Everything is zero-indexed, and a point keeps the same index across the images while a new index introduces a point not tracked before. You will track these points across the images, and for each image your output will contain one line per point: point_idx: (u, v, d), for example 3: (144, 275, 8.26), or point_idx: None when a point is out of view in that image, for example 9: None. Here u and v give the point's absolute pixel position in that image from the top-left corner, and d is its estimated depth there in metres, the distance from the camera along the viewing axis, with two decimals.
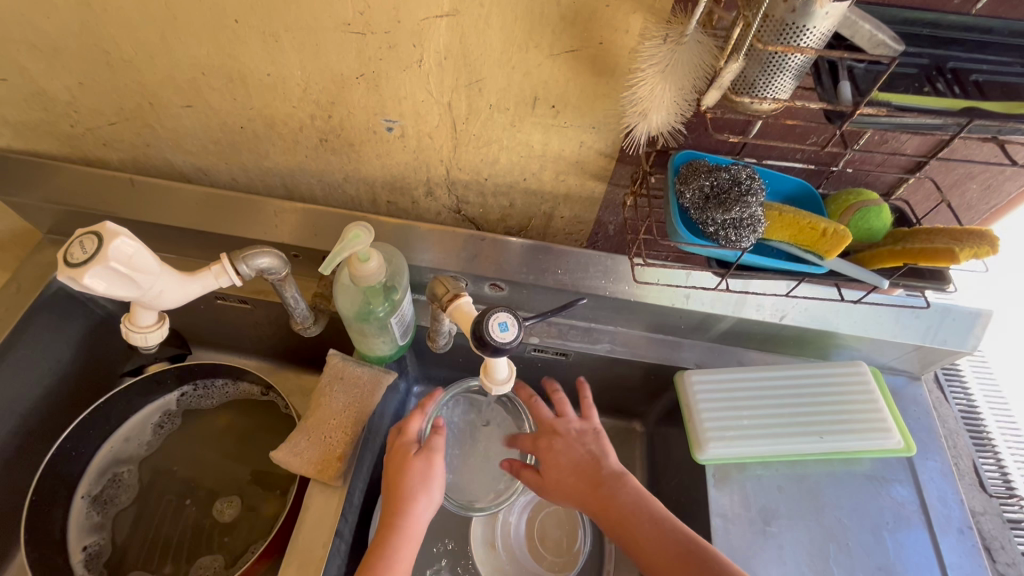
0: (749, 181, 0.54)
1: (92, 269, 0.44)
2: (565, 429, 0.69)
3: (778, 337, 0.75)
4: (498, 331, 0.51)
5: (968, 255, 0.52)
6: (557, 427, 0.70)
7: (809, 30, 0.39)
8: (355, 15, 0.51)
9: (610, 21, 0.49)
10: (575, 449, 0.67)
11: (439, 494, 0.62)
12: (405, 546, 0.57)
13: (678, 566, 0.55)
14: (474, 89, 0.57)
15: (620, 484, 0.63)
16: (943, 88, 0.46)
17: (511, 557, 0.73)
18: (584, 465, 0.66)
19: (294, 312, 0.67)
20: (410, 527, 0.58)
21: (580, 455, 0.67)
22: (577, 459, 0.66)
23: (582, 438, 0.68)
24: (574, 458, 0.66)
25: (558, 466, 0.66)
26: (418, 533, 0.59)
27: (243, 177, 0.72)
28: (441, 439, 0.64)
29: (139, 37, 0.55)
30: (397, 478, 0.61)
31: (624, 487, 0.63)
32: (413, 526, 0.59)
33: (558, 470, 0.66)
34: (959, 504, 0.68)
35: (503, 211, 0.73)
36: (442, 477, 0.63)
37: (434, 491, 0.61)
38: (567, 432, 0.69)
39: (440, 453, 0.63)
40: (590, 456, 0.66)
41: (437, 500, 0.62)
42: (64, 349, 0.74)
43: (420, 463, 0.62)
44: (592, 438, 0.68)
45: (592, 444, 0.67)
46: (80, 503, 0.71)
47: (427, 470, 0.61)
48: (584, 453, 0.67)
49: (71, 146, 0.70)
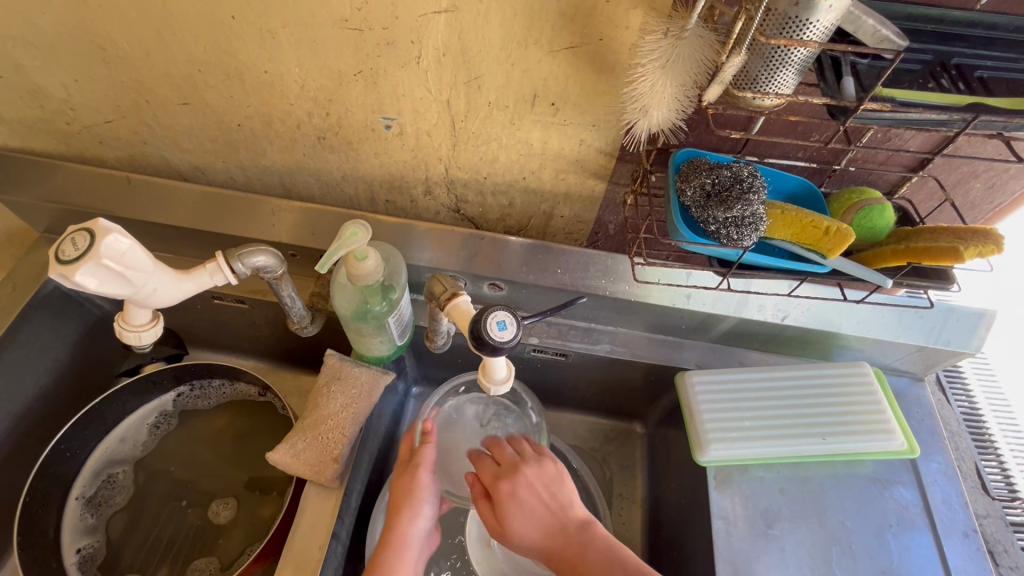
0: (751, 179, 0.53)
1: (84, 265, 0.43)
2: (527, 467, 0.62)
3: (780, 338, 0.74)
4: (496, 330, 0.51)
5: (972, 254, 0.52)
6: (518, 464, 0.62)
7: (812, 24, 0.39)
8: (352, 11, 0.50)
9: (610, 16, 0.48)
10: (538, 492, 0.60)
11: (430, 508, 0.60)
12: (395, 561, 0.56)
13: None
14: (472, 86, 0.56)
15: (587, 537, 0.58)
16: (948, 84, 0.46)
17: (508, 555, 0.72)
18: (550, 514, 0.59)
19: (291, 311, 0.66)
20: (400, 540, 0.57)
21: (545, 504, 0.60)
22: (541, 506, 0.60)
23: (547, 482, 0.61)
24: (537, 505, 0.60)
25: (518, 511, 0.59)
26: (408, 547, 0.57)
27: (240, 176, 0.71)
28: (427, 450, 0.62)
29: (136, 33, 0.55)
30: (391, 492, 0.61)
31: (594, 541, 0.58)
32: (405, 537, 0.57)
33: (519, 517, 0.59)
34: (962, 507, 0.67)
35: (502, 210, 0.72)
36: (434, 485, 0.61)
37: (422, 503, 0.59)
38: (531, 471, 0.62)
39: (425, 466, 0.61)
40: (557, 506, 0.60)
41: (430, 512, 0.60)
42: (60, 348, 0.73)
43: (405, 478, 0.61)
44: (556, 483, 0.61)
45: (556, 490, 0.61)
46: (74, 504, 0.70)
47: (411, 485, 0.60)
48: (549, 500, 0.60)
49: (67, 144, 0.70)
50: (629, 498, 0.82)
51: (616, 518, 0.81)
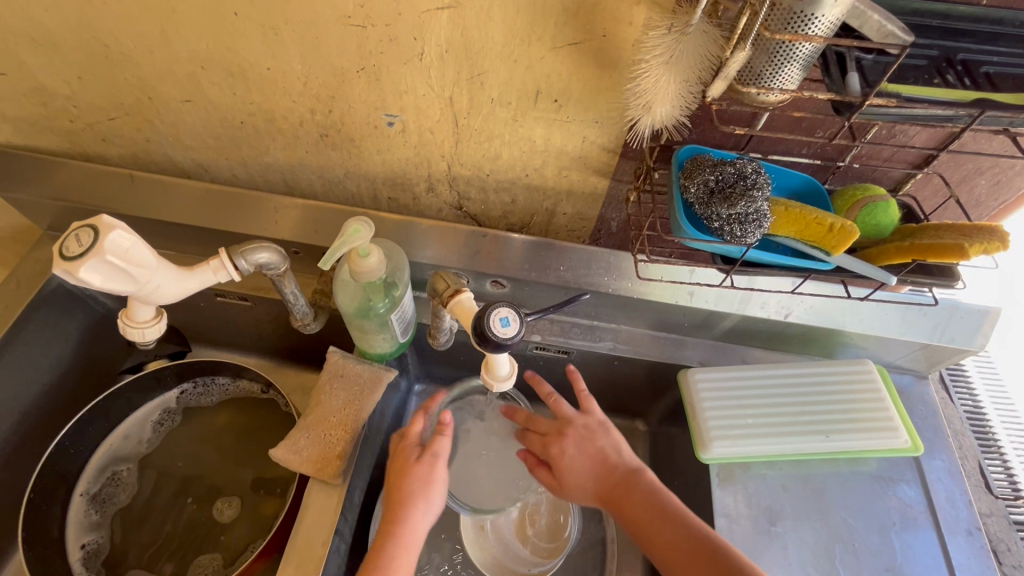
0: (756, 175, 0.53)
1: (88, 262, 0.43)
2: (573, 430, 0.68)
3: (785, 335, 0.74)
4: (499, 326, 0.51)
5: (979, 250, 0.51)
6: (565, 429, 0.68)
7: (817, 19, 0.39)
8: (355, 8, 0.50)
9: (614, 12, 0.48)
10: (585, 448, 0.66)
11: (440, 500, 0.60)
12: (400, 553, 0.56)
13: (691, 560, 0.56)
14: (475, 83, 0.56)
15: (636, 480, 0.63)
16: (954, 80, 0.45)
17: (498, 539, 0.73)
18: (598, 463, 0.65)
19: (294, 308, 0.67)
20: (406, 535, 0.57)
21: (591, 454, 0.66)
22: (589, 458, 0.66)
23: (591, 436, 0.67)
24: (589, 457, 0.66)
25: (574, 473, 0.65)
26: (414, 541, 0.58)
27: (243, 174, 0.71)
28: (444, 443, 0.61)
29: (138, 30, 0.55)
30: (400, 485, 0.60)
31: (643, 480, 0.63)
32: (410, 536, 0.57)
33: (574, 476, 0.65)
34: (966, 505, 0.67)
35: (504, 208, 0.72)
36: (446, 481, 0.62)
37: (434, 497, 0.60)
38: (576, 433, 0.67)
39: (443, 459, 0.61)
40: (603, 457, 0.65)
41: (438, 507, 0.60)
42: (64, 346, 0.73)
43: (422, 468, 0.60)
44: (600, 436, 0.66)
45: (601, 442, 0.66)
46: (78, 500, 0.71)
47: (429, 476, 0.60)
48: (596, 454, 0.66)
49: (70, 142, 0.70)
50: None
51: None
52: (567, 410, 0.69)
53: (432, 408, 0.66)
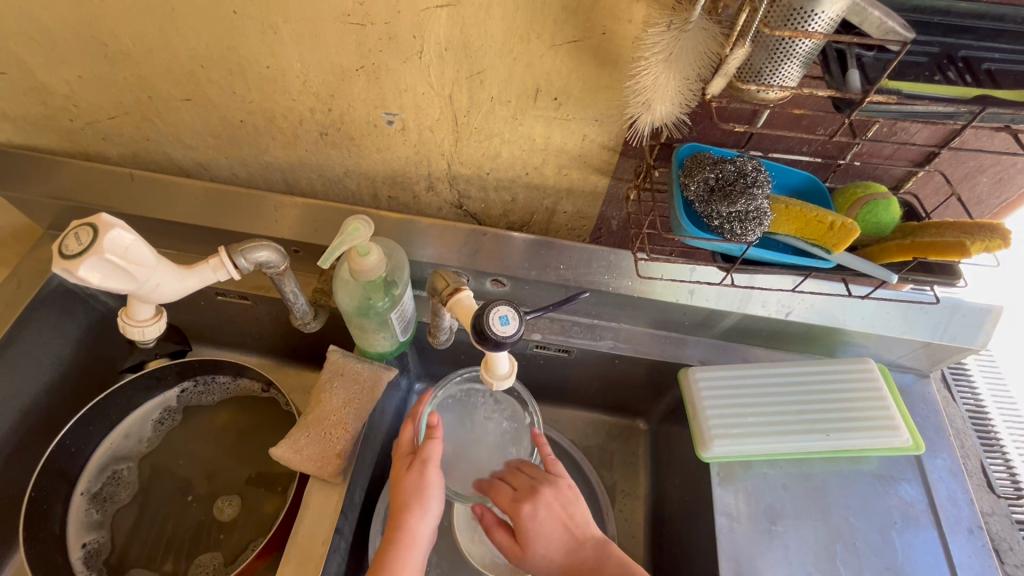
0: (755, 173, 0.52)
1: (87, 260, 0.43)
2: (546, 492, 0.62)
3: (786, 333, 0.73)
4: (498, 325, 0.51)
5: (980, 248, 0.51)
6: (538, 488, 0.62)
7: (817, 15, 0.38)
8: (354, 6, 0.50)
9: (614, 10, 0.48)
10: (556, 512, 0.61)
11: (437, 504, 0.60)
12: (399, 559, 0.56)
13: None
14: (475, 81, 0.56)
15: (607, 555, 0.59)
16: (954, 77, 0.45)
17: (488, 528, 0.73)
18: (568, 535, 0.60)
19: (294, 307, 0.66)
20: (404, 540, 0.57)
21: (562, 523, 0.61)
22: (559, 526, 0.61)
23: (563, 501, 0.62)
24: (559, 526, 0.61)
25: (540, 544, 0.60)
26: (415, 545, 0.57)
27: (243, 172, 0.71)
28: (433, 447, 0.61)
29: (138, 29, 0.55)
30: (394, 495, 0.60)
31: (613, 555, 0.59)
32: (413, 535, 0.57)
33: (539, 545, 0.60)
34: (968, 504, 0.67)
35: (504, 206, 0.72)
36: (441, 484, 0.61)
37: (430, 500, 0.59)
38: (550, 496, 0.62)
39: (434, 463, 0.61)
40: (575, 527, 0.61)
41: (436, 509, 0.60)
42: (65, 345, 0.74)
43: (413, 476, 0.60)
44: (569, 502, 0.62)
45: (571, 509, 0.62)
46: (79, 499, 0.71)
47: (420, 482, 0.59)
48: (566, 522, 0.61)
49: (71, 141, 0.70)
50: (632, 495, 0.83)
51: (618, 515, 0.81)
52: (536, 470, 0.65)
53: (420, 413, 0.66)
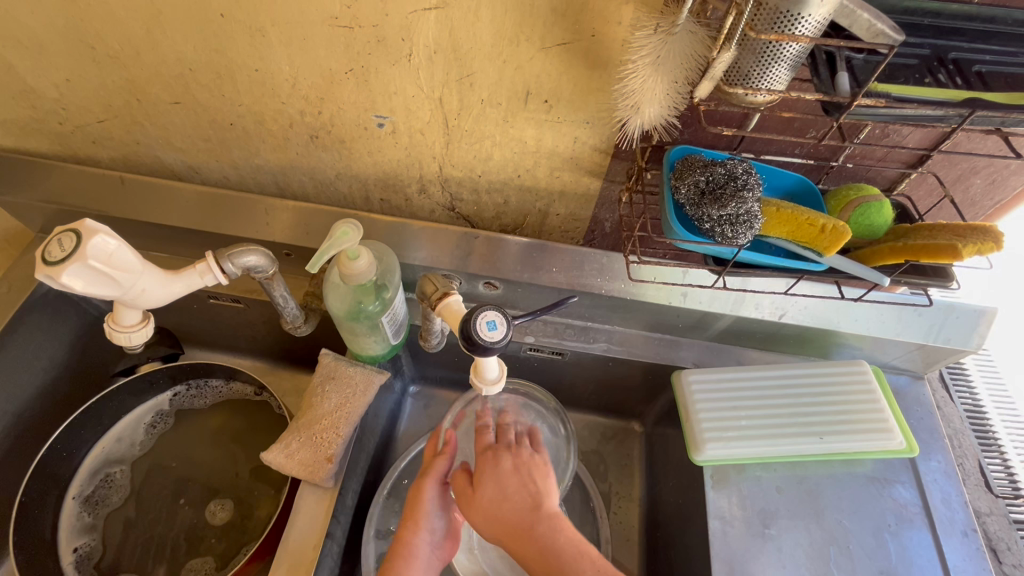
0: (746, 176, 0.52)
1: (70, 267, 0.43)
2: (523, 452, 0.60)
3: (780, 336, 0.73)
4: (487, 330, 0.50)
5: (972, 251, 0.51)
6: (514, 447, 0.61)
7: (804, 18, 0.38)
8: (341, 9, 0.50)
9: (602, 12, 0.48)
10: (520, 473, 0.58)
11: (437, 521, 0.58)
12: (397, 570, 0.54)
13: None
14: (464, 84, 0.56)
15: (554, 526, 0.54)
16: (945, 79, 0.44)
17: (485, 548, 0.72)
18: (523, 493, 0.57)
19: (284, 311, 0.66)
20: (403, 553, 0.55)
21: (523, 480, 0.58)
22: (518, 480, 0.58)
23: (530, 463, 0.59)
24: (518, 481, 0.58)
25: (494, 490, 0.57)
26: (414, 559, 0.55)
27: (234, 175, 0.71)
28: (440, 461, 0.61)
29: (125, 32, 0.54)
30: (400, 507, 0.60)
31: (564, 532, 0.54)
32: (412, 548, 0.56)
33: (490, 488, 0.57)
34: (963, 506, 0.66)
35: (497, 208, 0.72)
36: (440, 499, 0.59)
37: (423, 515, 0.57)
38: (522, 455, 0.60)
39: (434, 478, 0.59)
40: (534, 491, 0.57)
41: (435, 525, 0.58)
42: (56, 349, 0.73)
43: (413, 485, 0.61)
44: (540, 470, 0.59)
45: (538, 478, 0.58)
46: (70, 503, 0.71)
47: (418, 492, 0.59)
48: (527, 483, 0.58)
49: (61, 144, 0.69)
50: (627, 497, 0.82)
51: (614, 516, 0.81)
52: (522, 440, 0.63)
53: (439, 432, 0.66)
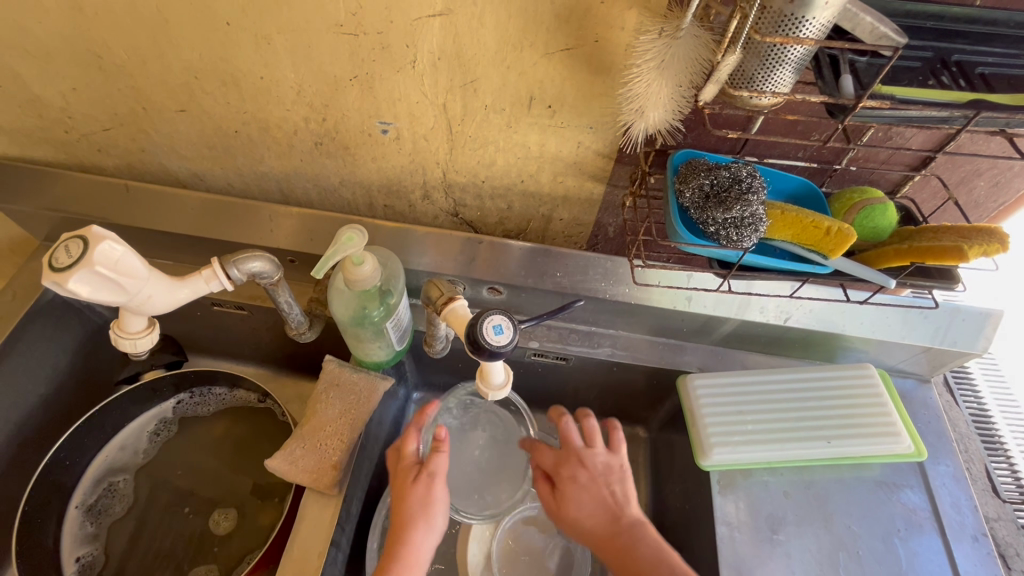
0: (750, 179, 0.52)
1: (78, 273, 0.43)
2: (592, 462, 0.66)
3: (785, 339, 0.73)
4: (492, 335, 0.50)
5: (977, 253, 0.51)
6: (587, 457, 0.66)
7: (808, 21, 0.38)
8: (347, 16, 0.50)
9: (606, 18, 0.48)
10: (597, 487, 0.64)
11: (442, 519, 0.60)
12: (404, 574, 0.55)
13: None
14: (468, 89, 0.56)
15: (638, 535, 0.61)
16: (948, 81, 0.45)
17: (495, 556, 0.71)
18: (605, 505, 0.63)
19: (288, 317, 0.66)
20: (409, 556, 0.56)
21: (600, 494, 0.64)
22: (597, 496, 0.64)
23: (606, 475, 0.65)
24: (597, 495, 0.64)
25: (578, 506, 0.63)
26: (418, 561, 0.56)
27: (239, 182, 0.71)
28: (441, 460, 0.61)
29: (132, 42, 0.55)
30: (397, 508, 0.59)
31: (646, 538, 0.61)
32: (417, 549, 0.57)
33: (574, 505, 0.64)
34: (972, 511, 0.66)
35: (501, 214, 0.72)
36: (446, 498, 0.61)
37: (435, 516, 0.59)
38: (596, 467, 0.65)
39: (440, 478, 0.60)
40: (612, 503, 0.63)
41: (441, 524, 0.59)
42: (60, 357, 0.73)
43: (419, 488, 0.59)
44: (615, 480, 0.65)
45: (615, 486, 0.64)
46: (74, 513, 0.70)
47: (426, 495, 0.59)
48: (604, 495, 0.64)
49: (66, 153, 0.70)
50: None
51: None
52: (597, 441, 0.67)
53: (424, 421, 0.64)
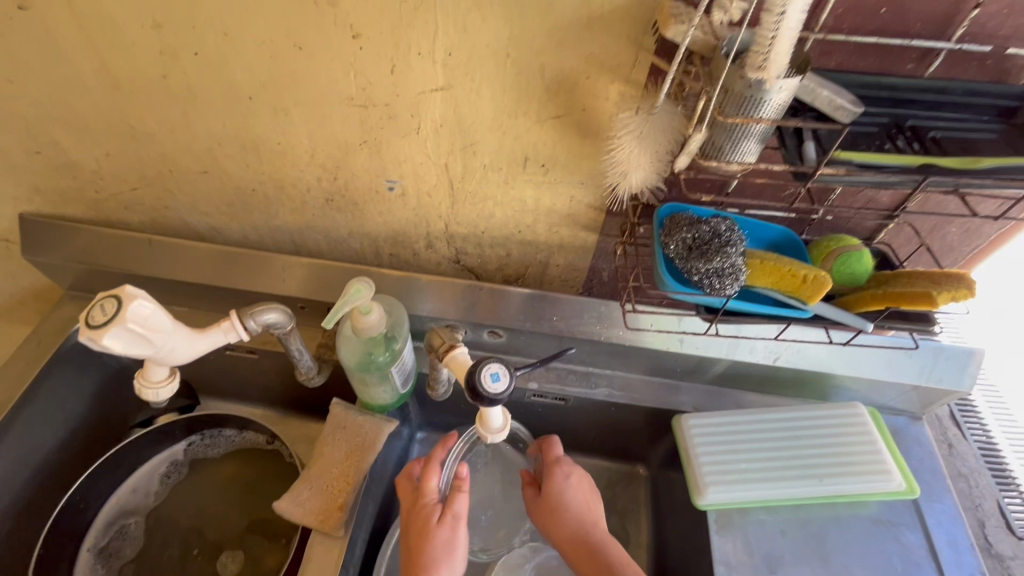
0: (729, 233, 0.56)
1: (112, 330, 0.47)
2: (579, 470, 0.70)
3: (775, 378, 0.75)
4: (489, 382, 0.53)
5: (947, 298, 0.54)
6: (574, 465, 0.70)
7: (766, 103, 0.43)
8: (357, 90, 0.56)
9: (591, 90, 0.53)
10: (580, 494, 0.68)
11: (461, 565, 0.60)
12: None
13: None
14: (468, 151, 0.61)
15: (607, 543, 0.64)
16: (903, 145, 0.49)
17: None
18: (583, 512, 0.67)
19: (299, 363, 0.70)
20: None
21: (580, 499, 0.68)
22: (578, 499, 0.67)
23: (588, 484, 0.69)
24: (577, 499, 0.67)
25: (560, 504, 0.67)
26: None
27: (254, 235, 0.76)
28: (461, 500, 0.62)
29: (162, 114, 0.61)
30: (419, 548, 0.59)
31: (614, 547, 0.64)
32: None
33: (553, 501, 0.67)
34: (969, 549, 0.67)
35: (500, 261, 0.76)
36: (467, 541, 0.62)
37: (457, 562, 0.59)
38: (580, 474, 0.70)
39: (463, 521, 0.61)
40: (587, 510, 0.67)
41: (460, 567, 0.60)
42: (79, 401, 0.76)
43: (443, 532, 0.60)
44: (593, 490, 0.69)
45: (592, 496, 0.69)
46: (86, 556, 0.72)
47: (450, 540, 0.60)
48: (582, 502, 0.68)
49: (95, 210, 0.75)
50: (635, 544, 0.82)
51: None
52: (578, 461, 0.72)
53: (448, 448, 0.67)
